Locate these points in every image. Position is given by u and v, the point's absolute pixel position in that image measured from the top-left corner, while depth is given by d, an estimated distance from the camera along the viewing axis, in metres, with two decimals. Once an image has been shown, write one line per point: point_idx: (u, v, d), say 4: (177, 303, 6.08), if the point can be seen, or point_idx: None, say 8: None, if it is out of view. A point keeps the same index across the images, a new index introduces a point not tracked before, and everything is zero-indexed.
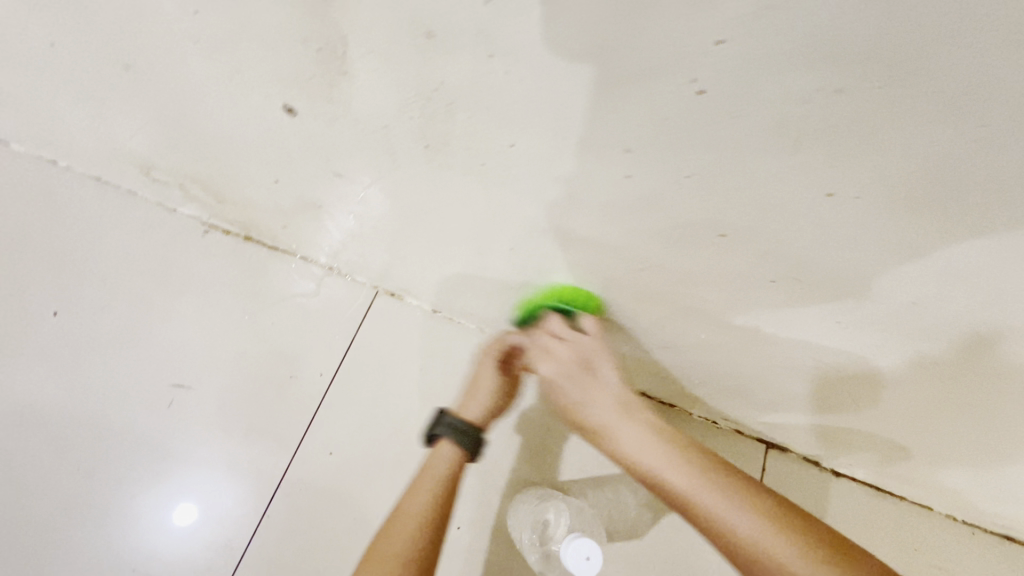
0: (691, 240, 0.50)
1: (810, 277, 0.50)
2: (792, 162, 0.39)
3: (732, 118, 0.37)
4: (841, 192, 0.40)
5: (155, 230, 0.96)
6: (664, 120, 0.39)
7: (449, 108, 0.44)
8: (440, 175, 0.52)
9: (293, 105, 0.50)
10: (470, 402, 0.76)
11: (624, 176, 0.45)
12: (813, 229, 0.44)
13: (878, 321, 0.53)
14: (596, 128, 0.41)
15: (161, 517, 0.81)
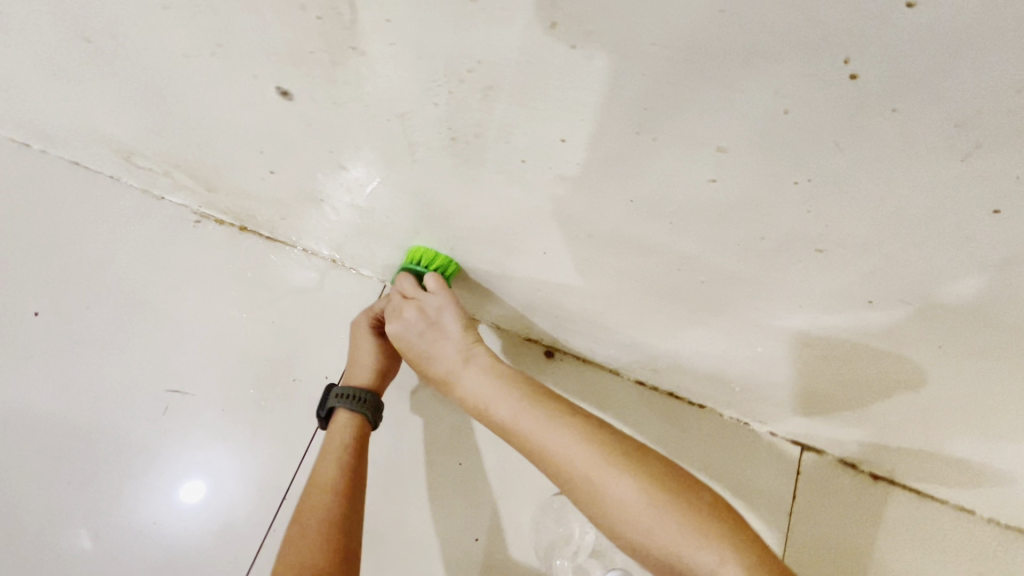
0: (783, 255, 0.40)
1: (918, 303, 0.41)
2: (951, 173, 0.30)
3: (892, 113, 0.28)
4: (1010, 209, 0.31)
5: (142, 219, 0.88)
6: (785, 114, 0.30)
7: (485, 93, 0.35)
8: (466, 172, 0.44)
9: (288, 88, 0.41)
10: (360, 363, 0.76)
11: (707, 182, 0.36)
12: (942, 249, 0.35)
13: (983, 348, 0.44)
14: (674, 119, 0.32)
15: (159, 533, 0.75)
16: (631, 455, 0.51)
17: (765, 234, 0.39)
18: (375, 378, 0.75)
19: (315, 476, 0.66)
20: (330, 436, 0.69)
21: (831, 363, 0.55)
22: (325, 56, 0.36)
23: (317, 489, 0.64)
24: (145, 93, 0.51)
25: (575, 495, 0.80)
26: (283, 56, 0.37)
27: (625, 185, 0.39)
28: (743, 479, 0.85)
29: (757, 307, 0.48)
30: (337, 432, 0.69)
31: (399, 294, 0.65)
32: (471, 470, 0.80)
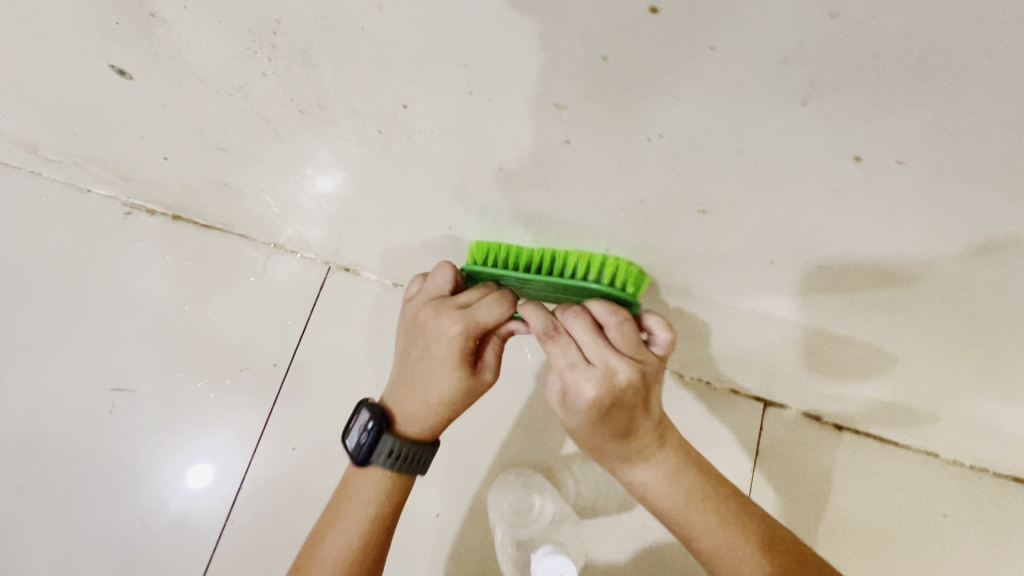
0: (665, 219, 0.38)
1: (826, 258, 0.37)
2: (795, 117, 0.27)
3: (711, 50, 0.24)
4: (871, 155, 0.27)
5: (69, 214, 0.84)
6: (604, 60, 0.27)
7: (304, 59, 0.31)
8: (341, 144, 0.39)
9: (124, 66, 0.36)
10: (421, 386, 0.48)
11: (563, 143, 0.33)
12: (824, 205, 0.32)
13: (910, 307, 0.41)
14: (501, 75, 0.29)
15: (118, 526, 0.77)
16: (733, 510, 0.45)
17: (644, 196, 0.36)
18: (432, 416, 0.49)
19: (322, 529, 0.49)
20: (352, 485, 0.49)
21: (765, 321, 0.52)
22: (138, 28, 0.32)
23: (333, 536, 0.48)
24: (8, 80, 0.47)
25: (530, 467, 0.79)
26: (99, 31, 0.33)
27: (499, 149, 0.35)
28: (701, 434, 0.87)
29: (677, 269, 0.45)
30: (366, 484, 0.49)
31: (564, 349, 0.43)
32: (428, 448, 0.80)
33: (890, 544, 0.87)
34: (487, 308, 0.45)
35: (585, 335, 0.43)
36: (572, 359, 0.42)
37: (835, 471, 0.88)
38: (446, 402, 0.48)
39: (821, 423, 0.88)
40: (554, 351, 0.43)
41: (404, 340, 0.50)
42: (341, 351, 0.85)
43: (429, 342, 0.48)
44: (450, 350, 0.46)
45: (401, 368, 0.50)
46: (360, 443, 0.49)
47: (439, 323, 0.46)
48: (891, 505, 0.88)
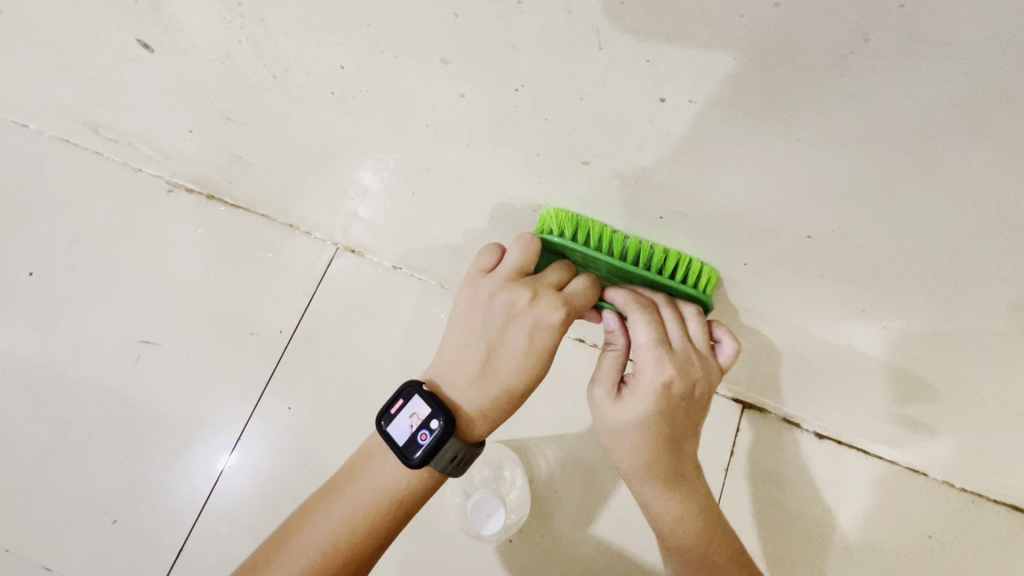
0: (558, 175, 0.39)
1: (729, 225, 0.39)
2: (603, 65, 0.29)
3: (520, 5, 0.27)
4: (673, 96, 0.30)
5: (121, 189, 0.96)
6: (457, 16, 0.28)
7: (262, 27, 0.35)
8: (308, 113, 0.45)
9: (146, 42, 0.44)
10: (494, 377, 0.47)
11: (458, 97, 0.34)
12: (678, 160, 0.35)
13: (824, 276, 0.44)
14: (394, 36, 0.31)
15: (131, 463, 0.87)
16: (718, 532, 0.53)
17: (539, 152, 0.37)
18: (495, 409, 0.48)
19: (353, 481, 0.51)
20: (364, 470, 0.51)
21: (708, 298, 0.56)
22: (145, 3, 0.38)
23: (369, 483, 0.50)
24: (71, 59, 0.57)
25: (501, 444, 0.82)
26: (116, 7, 0.40)
27: (412, 110, 0.37)
28: None
29: None
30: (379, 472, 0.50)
31: (651, 326, 0.47)
32: None
33: (870, 559, 0.85)
34: (581, 288, 0.48)
35: (647, 327, 0.47)
36: (648, 343, 0.47)
37: (813, 478, 0.87)
38: (517, 389, 0.48)
39: (802, 430, 0.88)
40: (640, 326, 0.47)
41: (488, 320, 0.48)
42: (341, 325, 0.92)
43: (512, 323, 0.47)
44: (542, 333, 0.47)
45: (471, 342, 0.48)
46: (418, 445, 0.46)
47: (534, 306, 0.46)
48: (868, 518, 0.86)
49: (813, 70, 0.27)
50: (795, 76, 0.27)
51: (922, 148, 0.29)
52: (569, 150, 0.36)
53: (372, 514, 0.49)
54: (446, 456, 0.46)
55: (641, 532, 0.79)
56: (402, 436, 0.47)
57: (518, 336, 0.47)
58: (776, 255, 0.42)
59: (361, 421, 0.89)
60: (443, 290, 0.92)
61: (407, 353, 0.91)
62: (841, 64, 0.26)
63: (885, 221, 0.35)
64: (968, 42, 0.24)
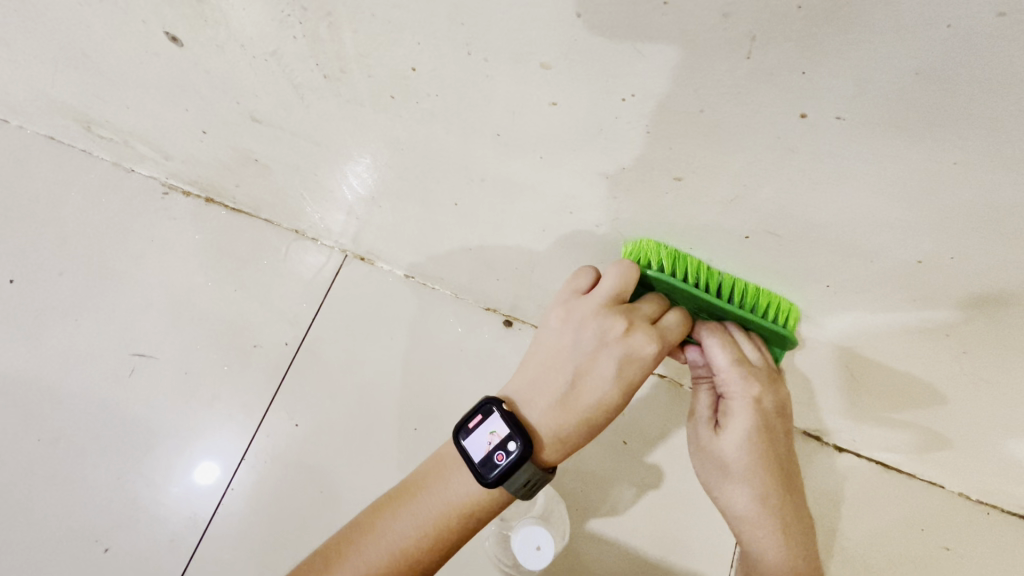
0: (637, 188, 0.37)
1: (816, 243, 0.37)
2: (742, 73, 0.27)
3: (665, 6, 0.25)
4: (815, 111, 0.28)
5: (112, 191, 0.90)
6: (577, 18, 0.26)
7: (328, 22, 0.31)
8: (355, 117, 0.41)
9: (177, 35, 0.40)
10: (575, 406, 0.45)
11: (549, 105, 0.32)
12: (778, 177, 0.33)
13: (901, 300, 0.42)
14: (493, 38, 0.28)
15: (125, 484, 0.81)
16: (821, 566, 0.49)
17: (623, 164, 0.35)
18: (574, 439, 0.46)
19: (409, 501, 0.48)
20: (437, 483, 0.48)
21: None
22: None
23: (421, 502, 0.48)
24: (77, 51, 0.53)
25: None
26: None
27: (486, 117, 0.35)
28: None
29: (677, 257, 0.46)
30: (452, 488, 0.47)
31: (726, 349, 0.48)
32: (427, 432, 0.84)
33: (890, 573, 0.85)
34: (676, 324, 0.45)
35: (725, 351, 0.48)
36: (727, 366, 0.47)
37: (833, 491, 0.87)
38: (599, 418, 0.45)
39: (822, 443, 0.87)
40: (717, 350, 0.48)
41: (577, 345, 0.45)
42: (351, 336, 0.88)
43: (601, 352, 0.44)
44: (631, 366, 0.44)
45: (556, 367, 0.46)
46: (495, 465, 0.44)
47: (627, 338, 0.43)
48: (887, 531, 0.86)
49: (976, 95, 0.25)
50: (954, 96, 0.26)
51: None
52: (659, 163, 0.34)
53: (435, 534, 0.47)
54: (520, 481, 0.44)
55: (667, 550, 0.77)
56: (478, 453, 0.45)
57: (607, 365, 0.44)
58: (855, 275, 0.40)
59: (373, 437, 0.84)
60: (457, 300, 0.88)
61: (420, 366, 0.87)
62: (1011, 84, 0.24)
63: (991, 247, 0.33)
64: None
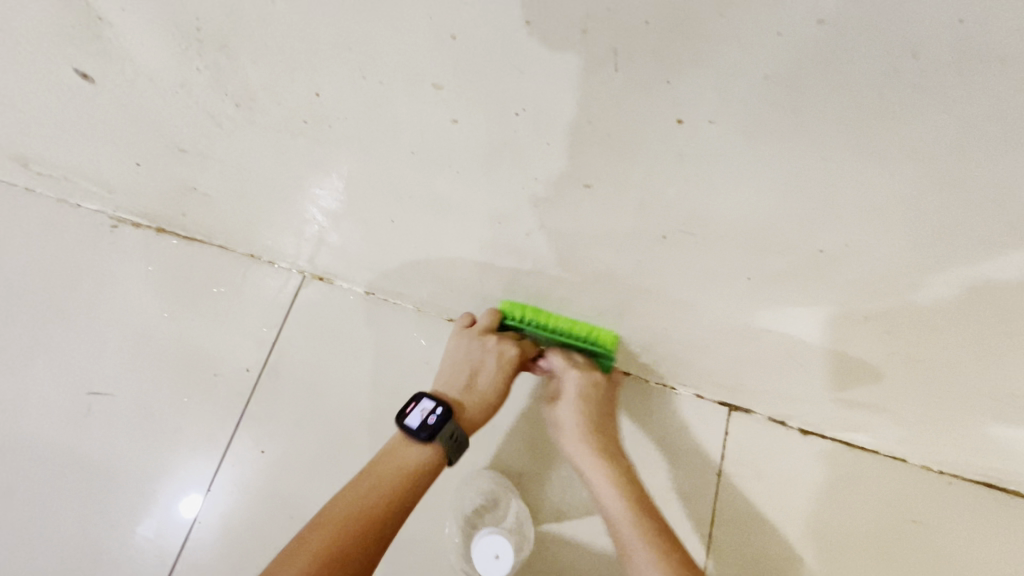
0: (554, 196, 0.37)
1: (733, 239, 0.38)
2: (617, 85, 0.28)
3: (530, 25, 0.26)
4: (689, 116, 0.29)
5: (57, 228, 0.88)
6: (455, 38, 0.27)
7: (226, 52, 0.31)
8: (276, 142, 0.41)
9: (87, 72, 0.39)
10: (477, 387, 0.65)
11: (450, 123, 0.32)
12: (683, 179, 0.33)
13: (826, 287, 0.43)
14: (383, 61, 0.29)
15: (87, 526, 0.79)
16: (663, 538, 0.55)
17: (535, 175, 0.36)
18: (480, 411, 0.65)
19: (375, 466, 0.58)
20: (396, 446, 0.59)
21: (700, 313, 0.53)
22: (85, 31, 0.34)
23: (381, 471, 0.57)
24: None
25: (492, 469, 0.78)
26: (51, 37, 0.36)
27: (396, 136, 0.35)
28: (667, 439, 0.89)
29: (610, 259, 0.46)
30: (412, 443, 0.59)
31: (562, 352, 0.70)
32: None
33: (861, 548, 0.87)
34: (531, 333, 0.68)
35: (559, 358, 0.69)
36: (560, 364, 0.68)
37: (801, 474, 0.88)
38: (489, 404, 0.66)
39: (787, 427, 0.89)
40: (553, 353, 0.70)
41: (471, 355, 0.67)
42: (313, 357, 0.87)
43: (485, 353, 0.66)
44: (505, 361, 0.66)
45: (460, 367, 0.66)
46: (427, 426, 0.60)
47: (496, 346, 0.66)
48: (855, 509, 0.88)
49: (829, 86, 0.27)
50: (808, 91, 0.27)
51: (934, 156, 0.29)
52: (569, 172, 0.34)
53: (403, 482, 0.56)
54: (447, 435, 0.60)
55: None
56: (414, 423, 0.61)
57: (489, 361, 0.66)
58: (777, 265, 0.41)
59: (341, 458, 0.83)
60: (419, 313, 0.88)
61: (385, 382, 0.87)
62: (849, 76, 0.26)
63: (891, 230, 0.34)
64: (976, 51, 0.24)
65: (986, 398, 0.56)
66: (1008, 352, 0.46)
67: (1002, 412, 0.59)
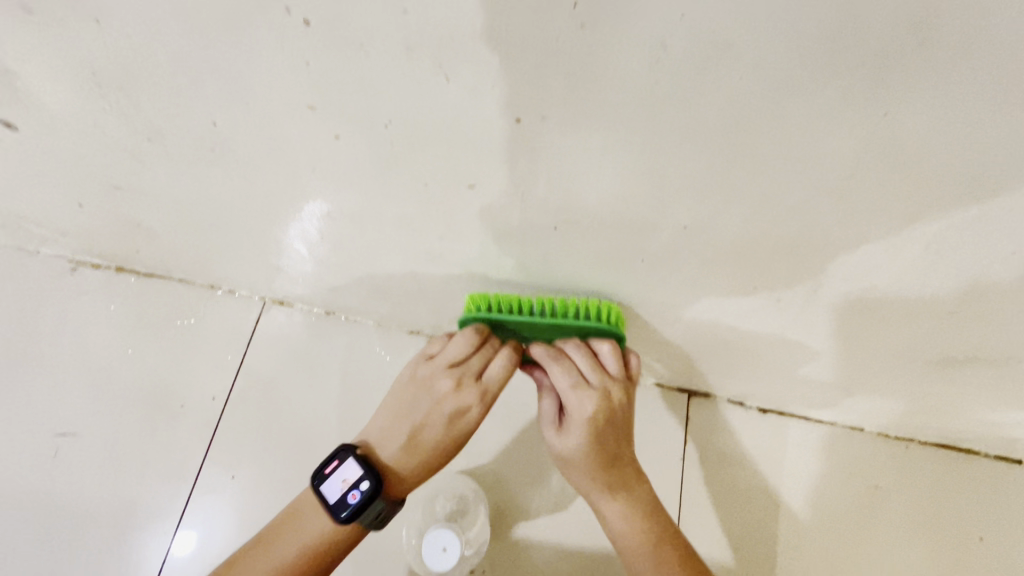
0: (450, 198, 0.40)
1: (619, 227, 0.41)
2: (459, 94, 0.30)
3: (364, 48, 0.28)
4: (527, 115, 0.31)
5: (17, 276, 0.89)
6: (308, 65, 0.29)
7: (123, 92, 0.34)
8: (193, 171, 0.44)
9: (9, 121, 0.42)
10: (416, 451, 0.53)
11: (334, 139, 0.35)
12: (551, 174, 0.36)
13: (720, 267, 0.45)
14: (256, 88, 0.32)
15: (59, 569, 0.79)
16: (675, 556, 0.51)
17: (426, 181, 0.39)
18: (415, 475, 0.53)
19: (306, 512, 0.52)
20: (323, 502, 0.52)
21: (623, 299, 0.56)
22: None
23: (295, 534, 0.51)
24: None
25: (458, 473, 0.80)
26: None
27: (293, 155, 0.38)
28: (631, 430, 0.92)
29: (524, 255, 0.49)
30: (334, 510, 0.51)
31: (568, 371, 0.51)
32: None
33: (831, 522, 0.89)
34: (504, 362, 0.53)
35: (561, 374, 0.51)
36: (567, 386, 0.51)
37: (763, 453, 0.91)
38: (436, 459, 0.53)
39: (746, 408, 0.92)
40: (559, 372, 0.51)
41: (422, 400, 0.53)
42: (278, 381, 0.89)
43: (435, 405, 0.53)
44: (456, 415, 0.53)
45: (403, 416, 0.53)
46: (348, 504, 0.49)
47: (454, 391, 0.53)
48: (818, 483, 0.90)
49: (639, 82, 0.28)
50: (619, 87, 0.28)
51: (758, 139, 0.31)
52: (455, 176, 0.37)
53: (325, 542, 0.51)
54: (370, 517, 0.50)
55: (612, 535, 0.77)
56: (333, 494, 0.50)
57: (445, 407, 0.53)
58: (669, 248, 0.43)
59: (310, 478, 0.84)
60: (380, 328, 0.90)
61: (351, 398, 0.88)
62: (651, 72, 0.27)
63: (755, 208, 0.37)
64: (756, 42, 0.25)
65: (901, 360, 0.59)
66: (904, 315, 0.49)
67: (924, 376, 0.61)
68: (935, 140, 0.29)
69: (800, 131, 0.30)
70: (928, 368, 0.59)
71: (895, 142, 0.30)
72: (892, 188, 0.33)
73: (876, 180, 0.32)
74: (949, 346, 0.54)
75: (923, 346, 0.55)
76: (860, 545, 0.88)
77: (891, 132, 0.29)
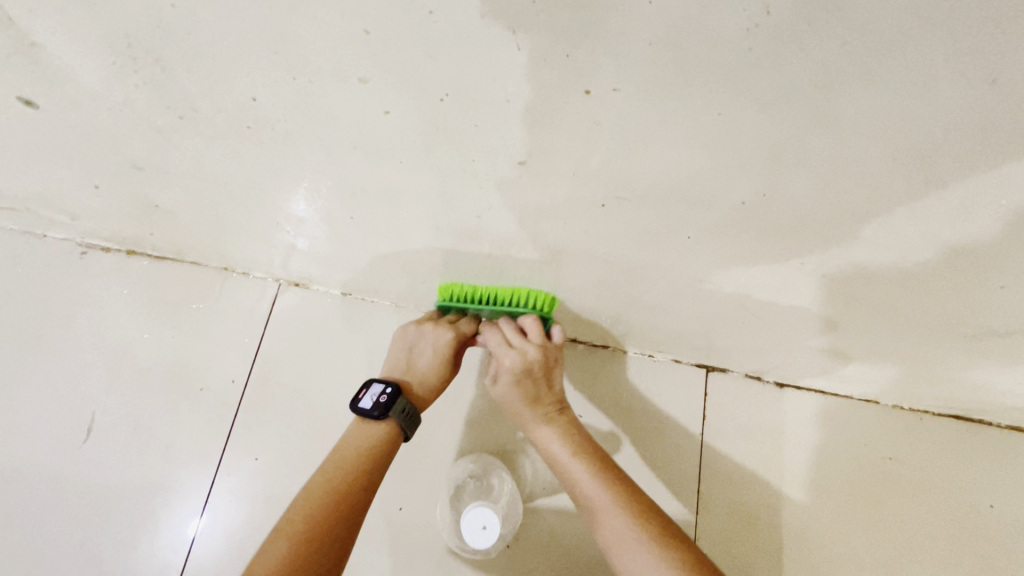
0: (494, 173, 0.39)
1: (669, 200, 0.40)
2: (523, 62, 0.29)
3: (432, 15, 0.27)
4: (596, 84, 0.30)
5: (26, 260, 0.88)
6: (368, 33, 0.28)
7: (162, 65, 0.33)
8: (223, 148, 0.42)
9: (31, 98, 0.41)
10: (416, 370, 0.65)
11: (384, 114, 0.34)
12: (612, 144, 0.35)
13: (764, 240, 0.45)
14: (307, 58, 0.30)
15: (87, 551, 0.79)
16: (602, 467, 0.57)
17: (472, 156, 0.37)
18: (426, 392, 0.66)
19: (330, 459, 0.58)
20: (344, 438, 0.60)
21: (657, 275, 0.55)
22: (23, 58, 0.35)
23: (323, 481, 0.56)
24: None
25: (481, 451, 0.80)
26: None
27: (337, 131, 0.37)
28: (651, 406, 0.92)
29: (564, 233, 0.48)
30: (358, 433, 0.60)
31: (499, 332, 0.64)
32: None
33: (845, 491, 0.90)
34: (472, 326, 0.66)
35: (494, 330, 0.64)
36: (495, 341, 0.63)
37: (780, 427, 0.92)
38: (435, 379, 0.66)
39: (763, 383, 0.93)
40: (490, 334, 0.64)
41: (407, 345, 0.68)
42: (297, 363, 0.88)
43: (422, 339, 0.67)
44: (440, 349, 0.66)
45: (398, 354, 0.67)
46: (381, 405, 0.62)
47: (433, 330, 0.66)
48: (834, 454, 0.91)
49: (719, 46, 0.28)
50: (702, 50, 0.28)
51: (833, 103, 0.30)
52: (504, 150, 0.36)
53: (355, 474, 0.57)
54: (399, 410, 0.61)
55: None
56: (367, 406, 0.62)
57: (424, 347, 0.66)
58: (716, 223, 0.42)
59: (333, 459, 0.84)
60: (397, 308, 0.90)
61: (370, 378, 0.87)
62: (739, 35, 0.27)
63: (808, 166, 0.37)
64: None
65: (930, 331, 0.59)
66: (941, 283, 0.49)
67: (950, 349, 0.62)
68: (1000, 100, 0.29)
69: (870, 88, 0.29)
70: (957, 339, 0.60)
71: (972, 104, 0.29)
72: (953, 153, 0.33)
73: (947, 144, 0.32)
74: (980, 316, 0.54)
75: (954, 318, 0.55)
76: (873, 514, 0.89)
77: (969, 92, 0.29)
